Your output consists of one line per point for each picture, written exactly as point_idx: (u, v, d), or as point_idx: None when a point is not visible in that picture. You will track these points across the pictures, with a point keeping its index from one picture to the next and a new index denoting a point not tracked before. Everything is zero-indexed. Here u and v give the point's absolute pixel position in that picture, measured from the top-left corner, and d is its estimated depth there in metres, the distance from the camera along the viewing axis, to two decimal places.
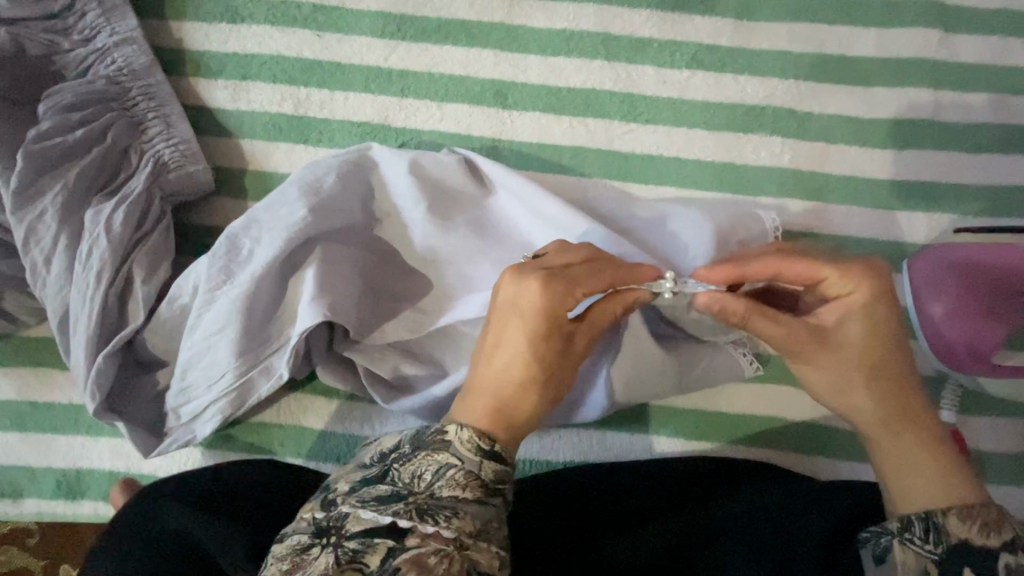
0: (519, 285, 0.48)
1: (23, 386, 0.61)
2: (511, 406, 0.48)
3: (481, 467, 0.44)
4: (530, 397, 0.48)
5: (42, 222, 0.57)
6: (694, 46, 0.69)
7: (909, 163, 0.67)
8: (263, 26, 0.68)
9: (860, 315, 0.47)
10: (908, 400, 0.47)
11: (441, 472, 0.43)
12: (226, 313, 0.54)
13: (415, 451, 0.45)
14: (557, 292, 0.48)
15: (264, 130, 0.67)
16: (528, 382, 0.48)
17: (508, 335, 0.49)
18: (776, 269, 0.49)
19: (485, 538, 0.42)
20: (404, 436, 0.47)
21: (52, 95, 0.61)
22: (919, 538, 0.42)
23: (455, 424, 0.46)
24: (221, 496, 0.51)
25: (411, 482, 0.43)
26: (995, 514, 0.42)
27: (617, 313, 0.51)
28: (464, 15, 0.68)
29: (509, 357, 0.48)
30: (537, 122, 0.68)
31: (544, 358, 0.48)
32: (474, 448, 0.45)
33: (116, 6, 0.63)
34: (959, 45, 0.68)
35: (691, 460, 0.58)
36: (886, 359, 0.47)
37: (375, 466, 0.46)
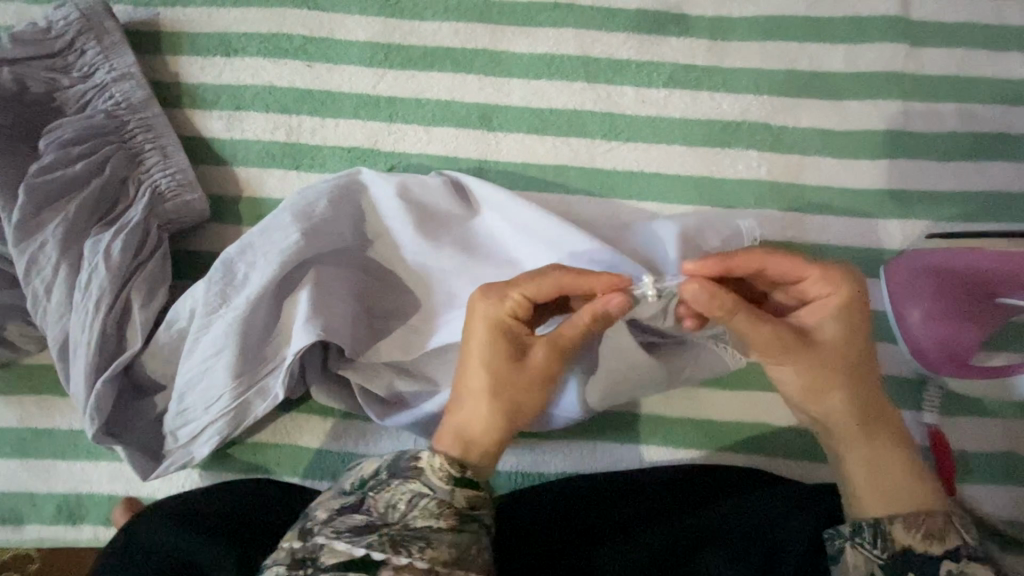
0: (479, 301, 0.50)
1: (25, 413, 0.62)
2: (472, 424, 0.50)
3: (453, 495, 0.46)
4: (488, 412, 0.50)
5: (44, 253, 0.59)
6: (671, 66, 0.71)
7: (882, 172, 0.69)
8: (256, 58, 0.71)
9: (840, 313, 0.50)
10: (876, 408, 0.50)
11: (414, 501, 0.45)
12: (223, 336, 0.56)
13: (389, 478, 0.46)
14: (494, 305, 0.50)
15: (257, 157, 0.69)
16: (491, 403, 0.50)
17: (467, 357, 0.51)
18: (763, 261, 0.50)
19: (459, 564, 0.43)
20: (381, 461, 0.49)
21: (53, 131, 0.63)
22: (869, 543, 0.45)
23: (428, 451, 0.48)
24: (213, 516, 0.52)
25: (386, 511, 0.45)
26: (941, 522, 0.45)
27: (586, 322, 0.49)
28: (449, 43, 0.71)
29: (476, 377, 0.50)
30: (521, 142, 0.70)
31: (505, 378, 0.50)
32: (446, 477, 0.46)
33: (114, 44, 0.66)
34: (926, 58, 0.71)
35: (680, 469, 0.59)
36: (857, 366, 0.50)
37: (352, 492, 0.47)
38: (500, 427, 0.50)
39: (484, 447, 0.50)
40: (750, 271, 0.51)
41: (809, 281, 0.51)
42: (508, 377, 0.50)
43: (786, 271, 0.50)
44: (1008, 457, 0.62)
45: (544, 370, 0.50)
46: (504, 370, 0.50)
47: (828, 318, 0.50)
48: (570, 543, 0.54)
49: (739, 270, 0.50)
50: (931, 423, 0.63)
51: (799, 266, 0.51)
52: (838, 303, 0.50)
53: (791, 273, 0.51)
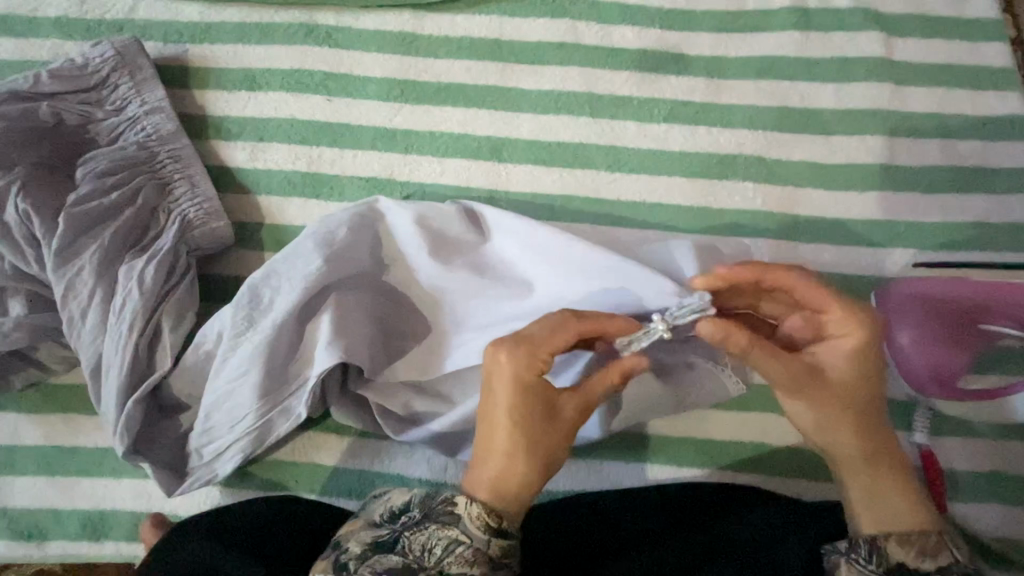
0: (504, 360, 0.51)
1: (52, 431, 0.65)
2: (506, 475, 0.51)
3: (489, 545, 0.48)
4: (522, 464, 0.51)
5: (79, 278, 0.62)
6: (670, 102, 0.76)
7: (870, 203, 0.73)
8: (279, 93, 0.75)
9: (857, 353, 0.53)
10: (876, 437, 0.53)
11: (450, 547, 0.48)
12: (249, 358, 0.59)
13: (425, 521, 0.49)
14: (523, 363, 0.51)
15: (280, 186, 0.73)
16: (522, 451, 0.51)
17: (495, 411, 0.52)
18: (796, 279, 0.53)
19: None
20: (414, 498, 0.51)
21: (88, 162, 0.67)
22: (865, 558, 0.48)
23: (465, 497, 0.50)
24: (240, 533, 0.54)
25: (422, 554, 0.47)
26: (935, 541, 0.48)
27: (614, 382, 0.53)
28: (461, 80, 0.76)
29: (502, 426, 0.51)
30: (529, 173, 0.74)
31: (536, 432, 0.51)
32: (483, 526, 0.49)
33: (147, 80, 0.70)
34: (909, 96, 0.76)
35: (687, 487, 0.61)
36: (860, 398, 0.53)
37: (386, 528, 0.50)
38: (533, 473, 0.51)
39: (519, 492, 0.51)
40: (777, 287, 0.54)
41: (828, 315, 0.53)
42: (537, 425, 0.51)
43: (811, 298, 0.53)
44: (996, 477, 0.65)
45: (570, 422, 0.53)
46: (535, 424, 0.51)
47: (844, 356, 0.53)
48: (581, 557, 0.56)
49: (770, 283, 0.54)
50: (922, 443, 0.66)
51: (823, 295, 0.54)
52: (854, 342, 0.53)
53: (815, 300, 0.53)
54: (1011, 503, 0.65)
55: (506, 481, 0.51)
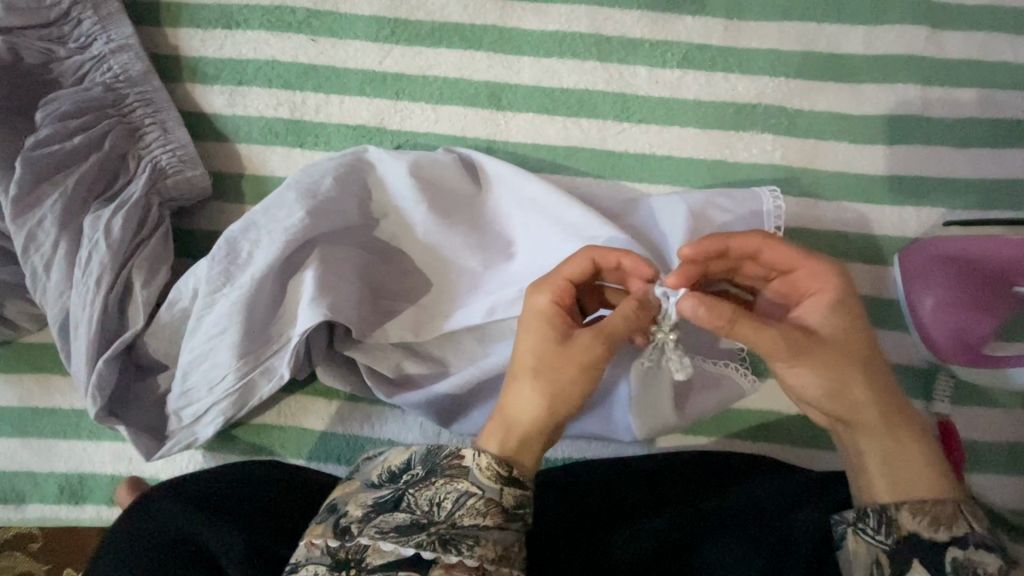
0: (533, 289, 0.50)
1: (25, 392, 0.62)
2: (518, 415, 0.47)
3: (500, 494, 0.45)
4: (530, 400, 0.47)
5: (42, 229, 0.58)
6: (685, 46, 0.69)
7: (899, 158, 0.68)
8: (258, 31, 0.68)
9: (837, 306, 0.48)
10: (891, 399, 0.48)
11: (461, 500, 0.44)
12: (227, 315, 0.55)
13: (430, 476, 0.45)
14: (546, 291, 0.49)
15: (260, 134, 0.67)
16: (535, 382, 0.47)
17: (522, 342, 0.49)
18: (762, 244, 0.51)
19: (508, 562, 0.43)
20: (414, 455, 0.48)
21: (50, 103, 0.61)
22: (872, 528, 0.45)
23: (473, 450, 0.46)
24: (226, 498, 0.52)
25: (431, 509, 0.44)
26: (950, 509, 0.44)
27: (631, 307, 0.47)
28: (457, 19, 0.69)
29: (523, 357, 0.48)
30: (530, 123, 0.68)
31: (550, 359, 0.47)
32: (494, 475, 0.45)
33: (112, 14, 0.64)
34: (947, 41, 0.69)
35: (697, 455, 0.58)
36: (869, 355, 0.48)
37: (387, 487, 0.46)
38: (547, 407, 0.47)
39: (524, 449, 0.47)
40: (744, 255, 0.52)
41: (803, 276, 0.50)
42: (559, 348, 0.47)
43: (779, 258, 0.51)
44: (1016, 447, 0.62)
45: (581, 355, 0.47)
46: (549, 353, 0.47)
47: (828, 311, 0.48)
48: (576, 528, 0.53)
49: (734, 252, 0.52)
50: (940, 412, 0.63)
51: (794, 258, 0.51)
52: (833, 296, 0.49)
53: (782, 261, 0.51)
54: None
55: (513, 449, 0.47)
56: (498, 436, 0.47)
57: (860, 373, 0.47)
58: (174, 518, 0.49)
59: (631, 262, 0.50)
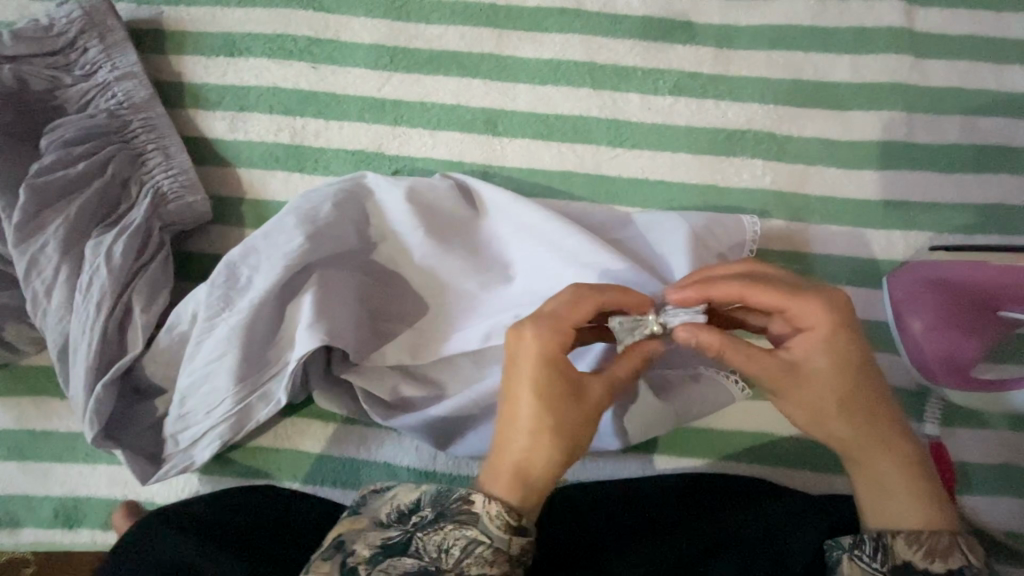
0: (528, 337, 0.47)
1: (22, 415, 0.62)
2: (528, 464, 0.46)
3: (509, 543, 0.45)
4: (545, 452, 0.46)
5: (45, 254, 0.58)
6: (677, 74, 0.71)
7: (886, 183, 0.69)
8: (260, 59, 0.70)
9: (831, 342, 0.48)
10: (886, 430, 0.48)
11: (469, 548, 0.44)
12: (226, 340, 0.56)
13: (439, 521, 0.45)
14: (545, 339, 0.47)
15: (261, 159, 0.69)
16: (550, 430, 0.46)
17: (521, 392, 0.47)
18: (745, 294, 0.49)
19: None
20: (424, 495, 0.48)
21: (55, 130, 0.63)
22: (868, 555, 0.45)
23: (483, 495, 0.46)
24: (232, 530, 0.51)
25: (438, 556, 0.44)
26: (945, 542, 0.45)
27: (635, 363, 0.51)
28: (455, 47, 0.71)
29: (530, 407, 0.47)
30: (526, 148, 0.70)
31: (564, 415, 0.47)
32: (504, 525, 0.45)
33: (117, 43, 0.66)
34: (929, 69, 0.72)
35: (701, 480, 0.58)
36: (868, 391, 0.48)
37: (395, 529, 0.46)
38: (559, 454, 0.46)
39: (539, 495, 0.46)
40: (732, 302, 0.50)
41: (794, 314, 0.49)
42: (569, 402, 0.47)
43: (769, 302, 0.49)
44: (1008, 469, 0.63)
45: (594, 406, 0.48)
46: (561, 408, 0.47)
47: (822, 348, 0.48)
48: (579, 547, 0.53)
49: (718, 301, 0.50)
50: (932, 434, 0.63)
51: (784, 299, 0.49)
52: (828, 331, 0.48)
53: (772, 304, 0.49)
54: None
55: (523, 492, 0.46)
56: (505, 479, 0.46)
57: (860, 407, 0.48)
58: (176, 552, 0.49)
59: (635, 307, 0.51)
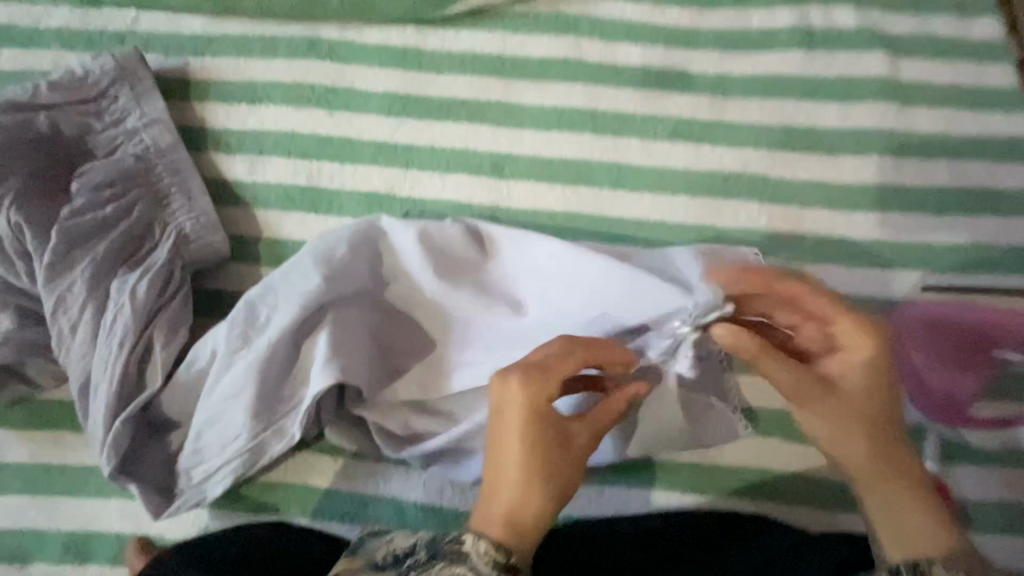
0: (514, 387, 0.50)
1: (38, 449, 0.63)
2: (521, 512, 0.49)
3: None
4: (536, 496, 0.50)
5: (71, 292, 0.61)
6: (675, 120, 0.75)
7: (878, 223, 0.72)
8: (280, 106, 0.74)
9: (866, 366, 0.52)
10: (899, 456, 0.52)
11: None
12: (243, 377, 0.57)
13: (431, 560, 0.47)
14: (537, 387, 0.51)
15: (278, 201, 0.72)
16: (540, 477, 0.50)
17: (508, 442, 0.51)
18: (796, 295, 0.53)
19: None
20: (418, 540, 0.51)
21: (85, 174, 0.66)
22: None
23: (472, 535, 0.48)
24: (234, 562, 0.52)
25: None
26: (966, 566, 0.47)
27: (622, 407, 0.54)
28: (464, 95, 0.75)
29: (519, 455, 0.50)
30: (532, 190, 0.73)
31: (549, 462, 0.50)
32: (490, 561, 0.46)
33: (146, 91, 0.70)
34: (915, 116, 0.75)
35: (705, 515, 0.59)
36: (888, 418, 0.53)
37: (389, 569, 0.49)
38: (546, 500, 0.50)
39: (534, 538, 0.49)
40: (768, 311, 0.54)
41: (839, 329, 0.52)
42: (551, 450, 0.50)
43: (815, 308, 0.53)
44: (1012, 507, 0.63)
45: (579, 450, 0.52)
46: (546, 457, 0.50)
47: (855, 367, 0.52)
48: None
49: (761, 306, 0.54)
50: (934, 472, 0.64)
51: (830, 308, 0.52)
52: (865, 351, 0.52)
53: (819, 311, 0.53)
54: None
55: (517, 536, 0.48)
56: (495, 520, 0.49)
57: (875, 435, 0.52)
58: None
59: (609, 354, 0.53)
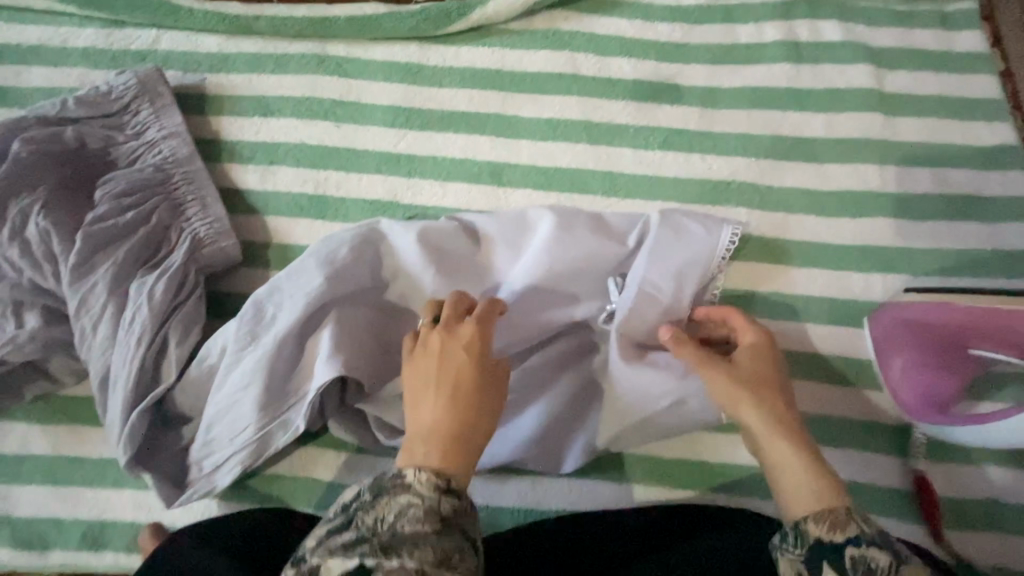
0: (427, 331, 0.55)
1: (59, 441, 0.67)
2: (446, 430, 0.48)
3: (439, 502, 0.45)
4: (457, 419, 0.49)
5: (93, 293, 0.65)
6: (666, 130, 0.78)
7: (863, 229, 0.74)
8: (290, 119, 0.78)
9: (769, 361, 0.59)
10: (793, 426, 0.54)
11: (402, 512, 0.44)
12: (251, 371, 0.61)
13: (376, 495, 0.46)
14: (439, 328, 0.54)
15: (287, 208, 0.76)
16: (456, 401, 0.50)
17: (421, 375, 0.52)
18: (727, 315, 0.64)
19: (448, 565, 0.43)
20: (362, 482, 0.48)
21: (108, 183, 0.70)
22: (792, 544, 0.47)
23: (411, 467, 0.47)
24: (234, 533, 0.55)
25: (375, 525, 0.44)
26: (843, 516, 0.46)
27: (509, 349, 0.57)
28: (464, 108, 0.79)
29: (434, 384, 0.51)
30: (528, 197, 0.76)
31: (465, 387, 0.51)
32: (430, 485, 0.45)
33: (166, 106, 0.74)
34: (900, 126, 0.78)
35: (693, 513, 0.61)
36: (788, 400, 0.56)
37: (337, 515, 0.47)
38: (473, 421, 0.50)
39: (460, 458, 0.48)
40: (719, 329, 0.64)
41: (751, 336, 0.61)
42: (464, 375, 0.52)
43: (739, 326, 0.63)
44: (992, 505, 0.65)
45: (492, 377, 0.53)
46: (461, 382, 0.51)
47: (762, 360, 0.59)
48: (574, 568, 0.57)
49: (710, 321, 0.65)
50: (917, 468, 0.66)
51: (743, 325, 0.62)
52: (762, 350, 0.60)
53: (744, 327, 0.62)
54: (1009, 532, 0.65)
55: (443, 455, 0.47)
56: (422, 452, 0.48)
57: (782, 397, 0.56)
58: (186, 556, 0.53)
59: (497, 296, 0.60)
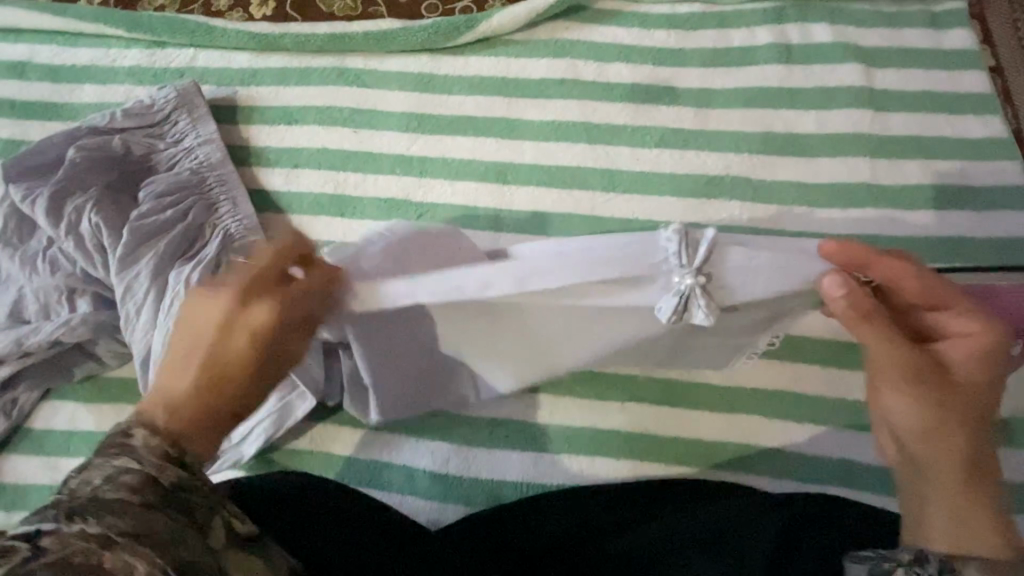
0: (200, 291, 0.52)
1: (104, 419, 0.73)
2: (180, 405, 0.48)
3: (160, 471, 0.43)
4: (189, 378, 0.49)
5: (137, 281, 0.72)
6: (662, 129, 0.83)
7: (853, 219, 0.77)
8: (313, 126, 0.85)
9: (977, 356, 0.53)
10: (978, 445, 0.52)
11: (178, 495, 0.43)
12: None
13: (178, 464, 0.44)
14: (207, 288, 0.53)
15: (309, 207, 0.82)
16: (194, 364, 0.50)
17: (184, 331, 0.52)
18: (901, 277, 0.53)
19: (145, 540, 0.39)
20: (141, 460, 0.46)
21: (150, 185, 0.78)
22: (930, 574, 0.45)
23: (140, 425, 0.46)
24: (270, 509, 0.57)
25: (79, 489, 0.41)
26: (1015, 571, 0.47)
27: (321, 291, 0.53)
28: (471, 113, 0.85)
29: (186, 340, 0.51)
30: (532, 193, 0.81)
31: (203, 344, 0.50)
32: (160, 453, 0.44)
33: (201, 116, 0.82)
34: (890, 121, 0.81)
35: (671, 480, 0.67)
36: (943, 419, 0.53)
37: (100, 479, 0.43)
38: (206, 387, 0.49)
39: (179, 425, 0.47)
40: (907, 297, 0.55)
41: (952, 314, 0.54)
42: (223, 323, 0.51)
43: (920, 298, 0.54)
44: None
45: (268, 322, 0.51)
46: (204, 337, 0.51)
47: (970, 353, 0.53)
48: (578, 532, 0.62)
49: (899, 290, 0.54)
50: None
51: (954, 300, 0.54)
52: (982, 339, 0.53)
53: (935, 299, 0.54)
54: None
55: (172, 417, 0.47)
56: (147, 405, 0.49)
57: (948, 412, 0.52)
58: None
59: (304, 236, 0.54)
